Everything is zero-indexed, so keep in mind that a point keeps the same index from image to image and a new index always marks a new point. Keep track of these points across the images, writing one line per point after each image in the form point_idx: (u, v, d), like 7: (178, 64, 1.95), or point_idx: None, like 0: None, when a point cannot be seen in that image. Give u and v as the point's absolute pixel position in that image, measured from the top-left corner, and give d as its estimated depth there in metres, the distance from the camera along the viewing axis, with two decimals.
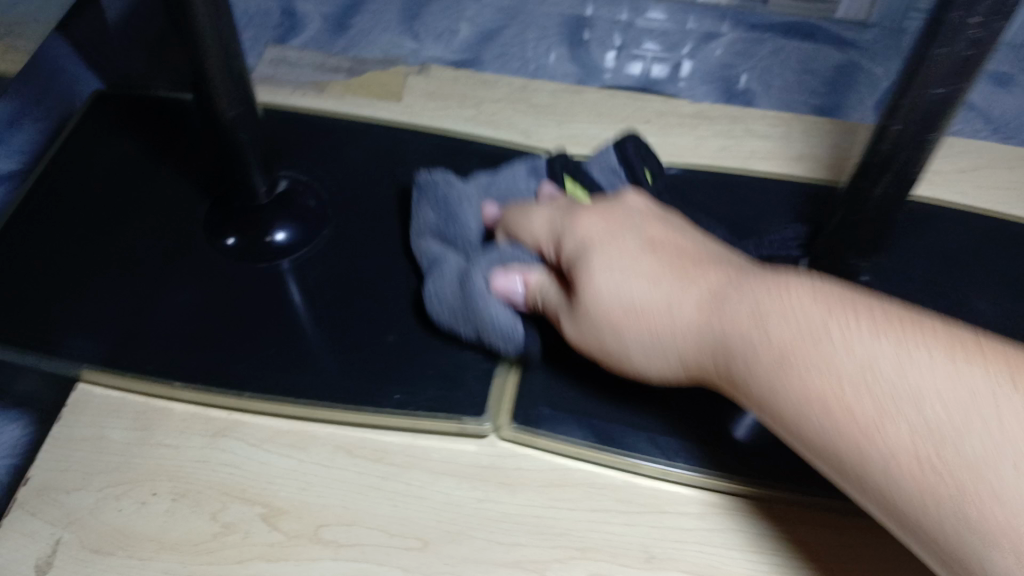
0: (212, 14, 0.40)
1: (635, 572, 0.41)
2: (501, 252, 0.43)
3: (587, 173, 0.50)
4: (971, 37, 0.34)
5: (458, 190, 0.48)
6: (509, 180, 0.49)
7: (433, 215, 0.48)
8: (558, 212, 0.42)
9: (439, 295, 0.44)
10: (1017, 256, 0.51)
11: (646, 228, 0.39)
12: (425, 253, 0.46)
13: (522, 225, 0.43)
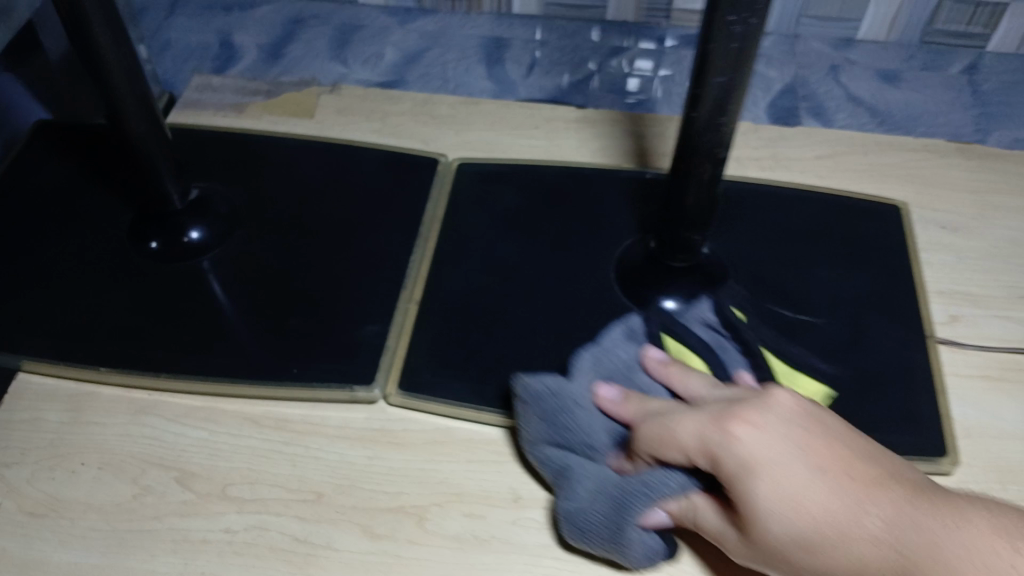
0: (113, 43, 0.47)
1: (503, 511, 0.47)
2: (642, 478, 0.41)
3: (688, 328, 0.50)
4: (735, 29, 0.39)
5: (561, 384, 0.46)
6: (608, 348, 0.48)
7: (541, 421, 0.45)
8: (709, 421, 0.38)
9: (575, 523, 0.42)
10: (850, 228, 0.58)
11: (809, 440, 0.36)
12: (550, 466, 0.45)
13: (662, 437, 0.40)
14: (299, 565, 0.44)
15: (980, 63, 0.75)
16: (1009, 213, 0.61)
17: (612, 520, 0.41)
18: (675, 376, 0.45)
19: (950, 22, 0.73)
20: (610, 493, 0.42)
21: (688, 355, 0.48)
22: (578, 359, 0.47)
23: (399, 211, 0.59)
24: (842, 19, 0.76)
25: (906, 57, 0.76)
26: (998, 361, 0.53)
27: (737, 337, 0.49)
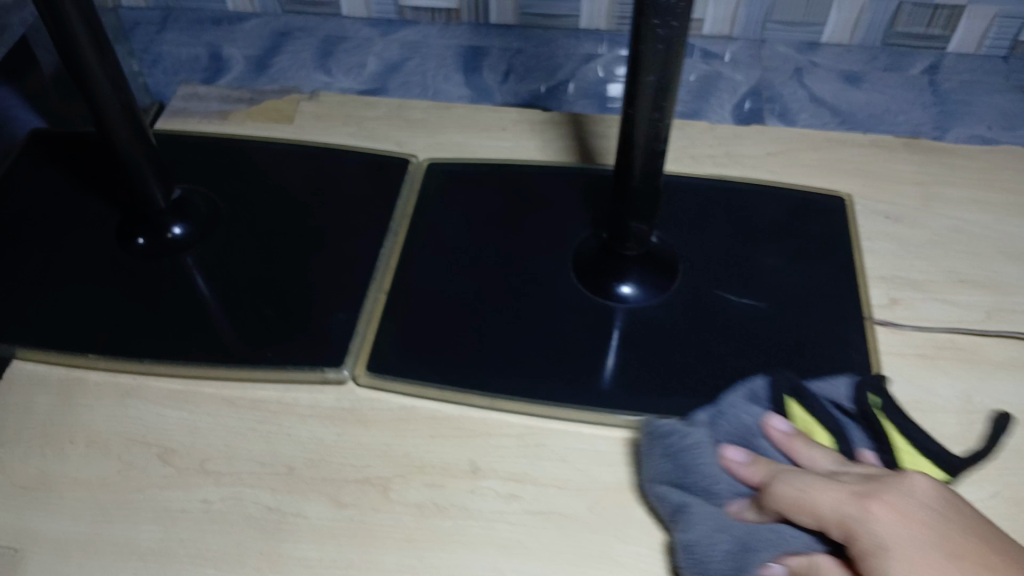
0: (97, 54, 0.52)
1: (462, 481, 0.50)
2: (773, 532, 0.42)
3: (814, 397, 0.50)
4: (660, 32, 0.43)
5: (689, 434, 0.47)
6: (733, 412, 0.49)
7: (666, 463, 0.47)
8: (852, 497, 0.40)
9: (688, 555, 0.44)
10: (796, 220, 0.61)
11: (943, 529, 0.39)
12: (665, 502, 0.46)
13: (796, 502, 0.42)
14: (270, 532, 0.48)
15: (941, 63, 0.74)
16: (952, 202, 0.64)
17: (735, 562, 0.42)
18: (803, 448, 0.46)
19: (912, 24, 0.73)
20: (737, 535, 0.43)
21: (813, 425, 0.49)
22: (697, 418, 0.48)
23: (370, 208, 0.63)
24: (804, 23, 0.74)
25: (868, 58, 0.75)
26: (934, 340, 0.56)
27: (870, 418, 0.49)
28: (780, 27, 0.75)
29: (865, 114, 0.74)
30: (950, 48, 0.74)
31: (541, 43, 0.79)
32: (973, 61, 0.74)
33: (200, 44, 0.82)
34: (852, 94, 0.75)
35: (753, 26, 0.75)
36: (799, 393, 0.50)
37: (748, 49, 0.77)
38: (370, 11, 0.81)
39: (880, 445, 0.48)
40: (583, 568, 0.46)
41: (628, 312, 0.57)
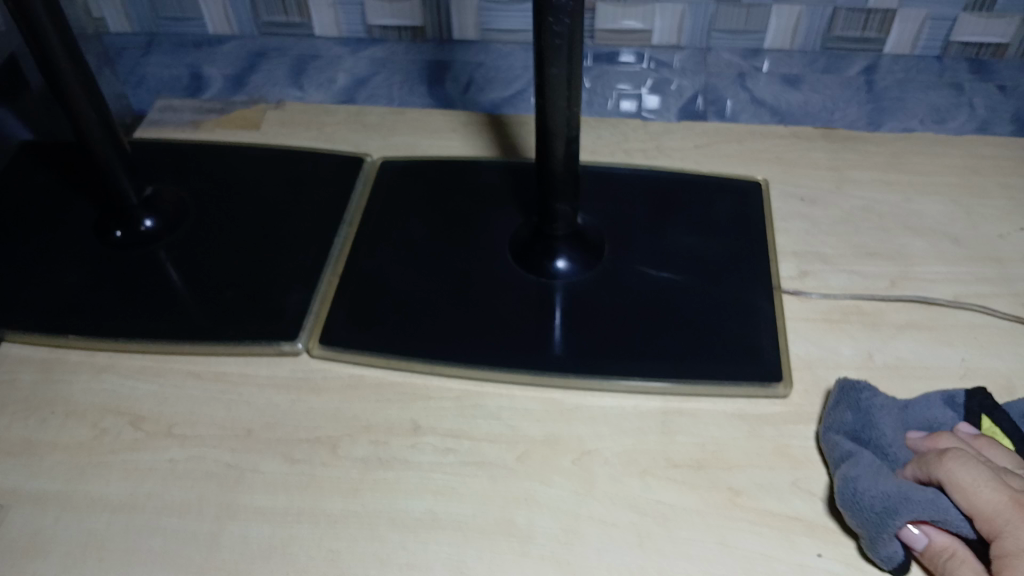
0: (69, 62, 0.58)
1: (403, 438, 0.55)
2: (928, 495, 0.47)
3: (1010, 416, 0.53)
4: (555, 28, 0.49)
5: (879, 403, 0.53)
6: (924, 407, 0.54)
7: (851, 415, 0.53)
8: (1012, 501, 0.45)
9: (848, 481, 0.49)
10: (713, 203, 0.67)
11: None
12: (836, 445, 0.52)
13: (959, 484, 0.47)
14: (228, 486, 0.53)
15: (878, 64, 0.80)
16: (862, 184, 0.70)
17: (883, 503, 0.47)
18: (983, 447, 0.51)
19: (847, 28, 0.78)
20: (897, 484, 0.48)
21: (1000, 437, 0.52)
22: (892, 399, 0.54)
23: (326, 202, 0.69)
24: (748, 31, 0.80)
25: (807, 62, 0.81)
26: (840, 306, 0.61)
27: None
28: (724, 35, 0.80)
29: (800, 112, 0.81)
30: (886, 48, 0.79)
31: (501, 55, 0.83)
32: (907, 62, 0.79)
33: (182, 65, 0.87)
34: (792, 94, 0.81)
35: (698, 36, 0.81)
36: (991, 409, 0.53)
37: (694, 60, 0.82)
38: (341, 31, 0.84)
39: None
40: (508, 510, 0.52)
41: (566, 287, 0.62)
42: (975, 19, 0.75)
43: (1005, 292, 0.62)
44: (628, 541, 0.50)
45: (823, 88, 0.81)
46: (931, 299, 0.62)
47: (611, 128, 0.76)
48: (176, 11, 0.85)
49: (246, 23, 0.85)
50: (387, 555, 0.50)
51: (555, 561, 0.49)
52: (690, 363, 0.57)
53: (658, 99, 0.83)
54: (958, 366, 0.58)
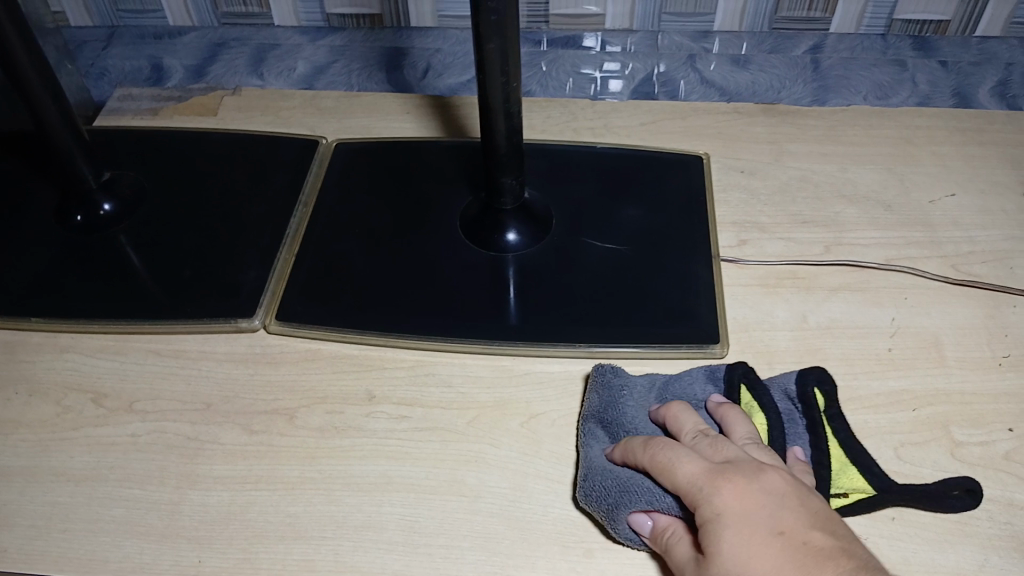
0: (25, 50, 0.60)
1: (358, 407, 0.57)
2: (642, 484, 0.49)
3: (769, 390, 0.55)
4: (490, 6, 0.51)
5: (628, 385, 0.55)
6: (685, 383, 0.56)
7: (597, 397, 0.55)
8: (705, 473, 0.46)
9: (587, 474, 0.51)
10: (655, 176, 0.70)
11: (782, 513, 0.44)
12: (585, 432, 0.54)
13: (662, 465, 0.48)
14: (189, 456, 0.55)
15: (823, 43, 0.83)
16: (801, 155, 0.73)
17: (611, 496, 0.49)
18: (722, 420, 0.52)
19: (794, 8, 0.81)
20: (621, 475, 0.50)
21: (752, 408, 0.54)
22: (652, 380, 0.56)
23: (283, 184, 0.71)
24: (697, 14, 0.82)
25: (755, 42, 0.84)
26: (776, 272, 0.64)
27: (812, 413, 0.53)
28: (673, 18, 0.83)
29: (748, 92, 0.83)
30: (830, 28, 0.82)
31: (459, 41, 0.86)
32: (851, 40, 0.83)
33: (142, 57, 0.88)
34: (740, 74, 0.84)
35: (649, 19, 0.84)
36: (750, 382, 0.55)
37: (645, 43, 0.86)
38: (300, 20, 0.87)
39: (817, 443, 0.52)
40: (459, 470, 0.54)
41: (516, 260, 0.64)
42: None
43: (934, 255, 0.65)
44: (572, 495, 0.53)
45: (772, 67, 0.84)
46: (864, 263, 0.65)
47: (561, 107, 0.79)
48: (134, 5, 0.87)
49: (206, 15, 0.87)
50: (343, 517, 0.52)
51: (504, 516, 0.52)
52: (632, 328, 0.60)
53: (620, 82, 0.84)
54: (888, 326, 0.61)
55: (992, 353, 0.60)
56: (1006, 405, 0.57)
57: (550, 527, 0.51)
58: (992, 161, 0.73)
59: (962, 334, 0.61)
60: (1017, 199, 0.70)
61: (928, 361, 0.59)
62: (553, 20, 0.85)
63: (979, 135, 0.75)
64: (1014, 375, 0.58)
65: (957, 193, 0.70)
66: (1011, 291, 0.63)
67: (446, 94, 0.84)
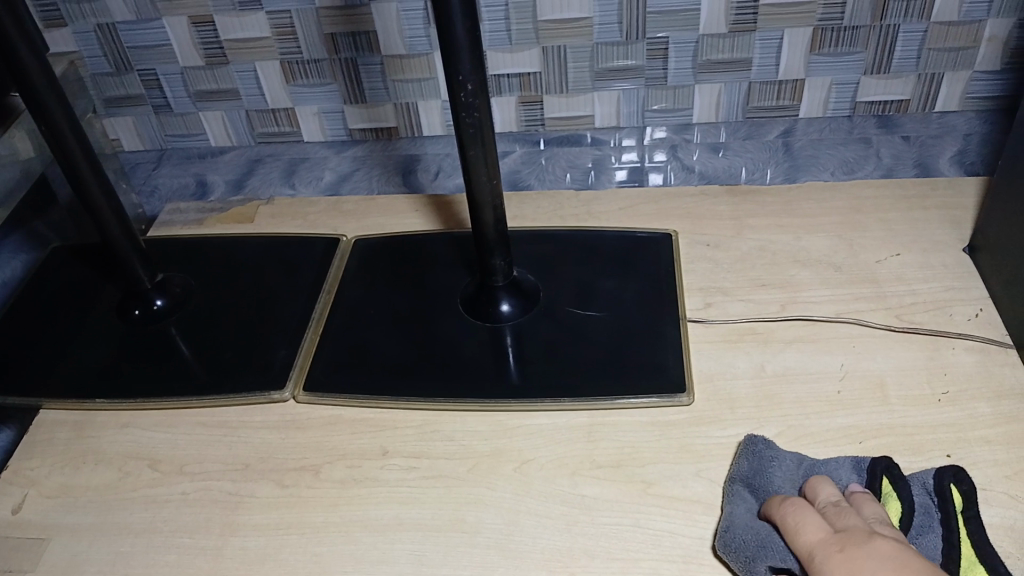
0: (94, 176, 0.73)
1: (373, 460, 0.67)
2: (777, 542, 0.55)
3: (910, 485, 0.58)
4: (469, 121, 0.63)
5: (778, 457, 0.61)
6: (833, 468, 0.60)
7: (747, 464, 0.62)
8: (824, 541, 0.52)
9: (728, 527, 0.57)
10: (629, 253, 0.81)
11: (883, 571, 0.48)
12: (732, 492, 0.60)
13: (789, 528, 0.54)
14: (230, 509, 0.64)
15: (794, 128, 0.92)
16: (758, 228, 0.84)
17: (748, 550, 0.55)
18: (857, 502, 0.56)
19: (764, 100, 0.89)
20: (759, 532, 0.56)
21: (895, 500, 0.57)
22: (795, 457, 0.62)
23: (309, 277, 0.83)
24: (678, 109, 0.91)
25: (731, 131, 0.93)
26: (737, 329, 0.74)
27: (948, 504, 0.56)
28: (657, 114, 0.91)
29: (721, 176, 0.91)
30: (801, 113, 0.90)
31: None
32: (820, 124, 0.91)
33: (188, 174, 1.00)
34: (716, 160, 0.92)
35: (635, 117, 0.92)
36: (893, 475, 0.59)
37: (635, 135, 0.94)
38: (325, 135, 0.96)
39: (948, 537, 0.54)
40: (461, 511, 0.62)
41: (513, 326, 0.75)
42: (874, 81, 0.86)
43: (880, 308, 0.74)
44: (558, 527, 0.61)
45: (746, 152, 0.92)
46: (815, 317, 0.73)
47: (551, 199, 0.91)
48: (182, 130, 0.98)
49: (243, 135, 0.98)
50: (360, 553, 0.60)
51: (499, 548, 0.60)
52: (610, 382, 0.69)
53: (624, 172, 0.93)
54: (838, 370, 0.69)
55: (932, 390, 0.67)
56: (944, 434, 0.63)
57: (539, 555, 0.59)
58: (935, 224, 0.82)
59: (905, 374, 0.68)
60: (956, 255, 0.78)
61: (872, 400, 0.66)
62: (549, 124, 0.94)
63: (922, 201, 0.85)
64: (952, 408, 0.65)
65: (902, 253, 0.79)
66: (949, 335, 0.71)
67: (454, 191, 0.94)
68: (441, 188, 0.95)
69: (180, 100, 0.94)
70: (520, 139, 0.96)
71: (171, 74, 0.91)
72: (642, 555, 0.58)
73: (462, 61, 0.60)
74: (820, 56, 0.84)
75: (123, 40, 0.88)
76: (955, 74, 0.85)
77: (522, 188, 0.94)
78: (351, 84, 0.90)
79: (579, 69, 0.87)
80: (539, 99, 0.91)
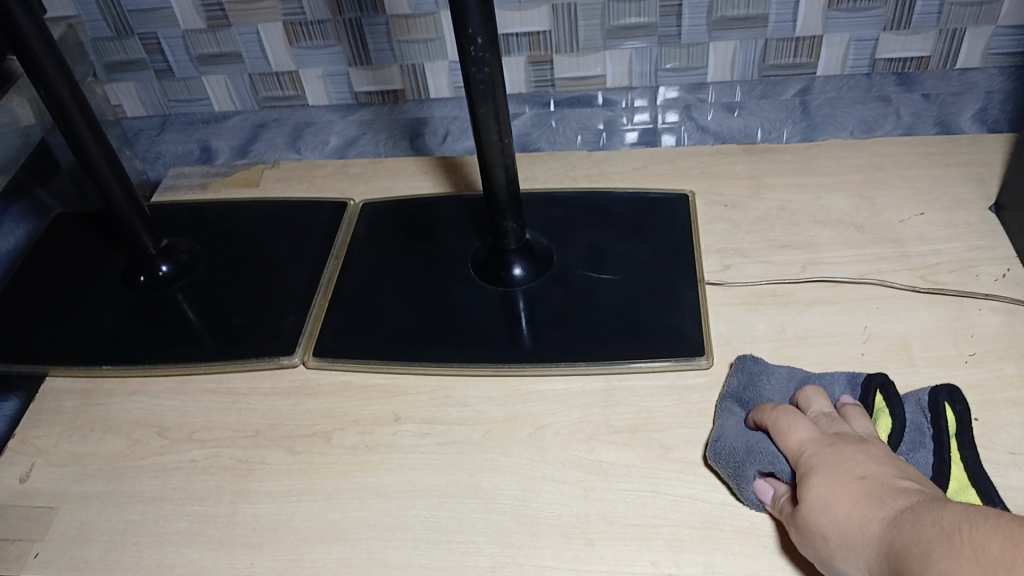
0: (94, 138, 0.71)
1: (385, 426, 0.65)
2: (764, 446, 0.56)
3: (902, 400, 0.59)
4: (479, 76, 0.61)
5: (768, 371, 0.63)
6: (827, 381, 0.61)
7: (738, 380, 0.63)
8: (812, 439, 0.54)
9: (717, 434, 0.59)
10: (644, 214, 0.79)
11: (866, 463, 0.50)
12: (724, 407, 0.62)
13: (778, 428, 0.56)
14: (241, 476, 0.63)
15: (812, 86, 0.87)
16: (777, 188, 0.82)
17: (737, 456, 0.57)
18: (846, 411, 0.57)
19: (781, 57, 0.85)
20: (750, 439, 0.57)
21: (885, 413, 0.58)
22: (788, 373, 0.62)
23: (317, 242, 0.81)
24: (691, 68, 0.87)
25: (747, 89, 0.89)
26: (756, 291, 0.72)
27: (939, 420, 0.57)
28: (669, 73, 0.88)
29: (733, 137, 0.90)
30: (818, 71, 0.86)
31: None
32: (838, 82, 0.87)
33: (193, 140, 0.98)
34: (731, 119, 0.90)
35: (648, 77, 0.89)
36: (888, 391, 0.59)
37: (647, 96, 0.91)
38: (331, 99, 0.94)
39: (940, 452, 0.55)
40: (476, 477, 0.61)
41: (524, 290, 0.73)
42: (895, 37, 0.82)
43: (903, 268, 0.72)
44: (575, 493, 0.59)
45: (761, 111, 0.90)
46: (836, 278, 0.72)
47: (564, 162, 0.90)
48: (184, 95, 0.95)
49: (247, 99, 0.95)
50: (374, 520, 0.59)
51: (515, 514, 0.59)
52: (629, 345, 0.67)
53: (636, 133, 0.92)
54: (860, 332, 0.67)
55: (958, 351, 0.65)
56: (970, 396, 0.62)
57: (556, 521, 0.58)
58: (958, 182, 0.80)
59: (929, 335, 0.66)
60: (981, 213, 0.76)
61: (896, 362, 0.65)
62: (559, 83, 0.90)
63: (944, 158, 0.83)
64: (978, 369, 0.63)
65: (926, 211, 0.77)
66: (975, 296, 0.69)
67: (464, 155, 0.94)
68: (451, 151, 0.94)
69: (182, 65, 0.91)
70: (528, 99, 0.92)
71: (172, 37, 0.88)
72: (661, 521, 0.57)
73: (471, 14, 0.57)
74: (838, 12, 0.80)
75: (122, 3, 0.85)
76: (978, 30, 0.81)
77: (533, 151, 0.94)
78: (356, 45, 0.87)
79: (590, 26, 0.84)
80: (549, 59, 0.87)
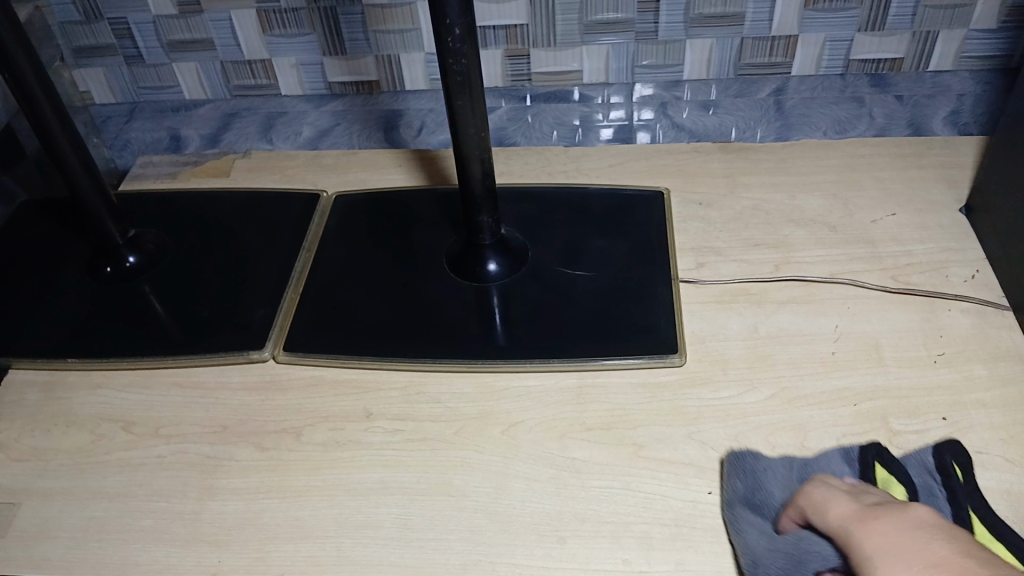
0: (61, 125, 0.69)
1: (356, 422, 0.65)
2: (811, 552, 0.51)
3: (905, 467, 0.58)
4: (456, 68, 0.60)
5: (768, 469, 0.58)
6: (824, 464, 0.58)
7: (741, 483, 0.57)
8: (853, 515, 0.49)
9: (749, 548, 0.53)
10: (619, 210, 0.79)
11: (925, 539, 0.44)
12: (736, 516, 0.55)
13: (818, 511, 0.51)
14: (208, 472, 0.62)
15: (786, 86, 0.88)
16: (752, 187, 0.82)
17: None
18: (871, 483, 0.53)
19: (756, 56, 0.86)
20: (789, 549, 0.52)
21: (894, 484, 0.56)
22: (783, 461, 0.58)
23: (288, 234, 0.80)
24: (668, 65, 0.87)
25: (722, 87, 0.89)
26: (731, 290, 0.72)
27: (949, 480, 0.56)
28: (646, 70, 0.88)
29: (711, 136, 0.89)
30: (792, 71, 0.87)
31: None
32: (813, 81, 0.88)
33: (161, 128, 0.95)
34: (708, 117, 0.89)
35: (624, 73, 0.89)
36: (885, 458, 0.58)
37: (623, 92, 0.91)
38: (305, 89, 0.93)
39: (958, 512, 0.54)
40: (448, 475, 0.61)
41: (498, 286, 0.72)
42: (869, 38, 0.83)
43: (875, 268, 0.72)
44: (548, 491, 0.59)
45: (737, 110, 0.89)
46: (809, 278, 0.72)
47: (539, 156, 0.89)
48: (155, 82, 0.94)
49: (219, 88, 0.94)
50: (343, 518, 0.59)
51: (487, 512, 0.58)
52: (603, 343, 0.67)
53: (611, 130, 0.90)
54: (832, 332, 0.68)
55: (928, 352, 0.65)
56: (940, 397, 0.62)
57: (528, 520, 0.57)
58: (930, 183, 0.80)
59: (900, 336, 0.67)
60: (952, 215, 0.77)
61: (867, 362, 0.65)
62: (536, 78, 0.90)
63: (917, 160, 0.83)
64: (948, 370, 0.64)
65: (898, 213, 0.77)
66: (945, 297, 0.69)
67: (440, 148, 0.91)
68: (424, 143, 0.92)
69: (153, 51, 0.90)
70: (504, 94, 0.92)
71: (142, 22, 0.87)
72: (633, 519, 0.57)
73: (449, 5, 0.56)
74: (814, 12, 0.80)
75: None
76: (950, 33, 0.82)
77: (509, 145, 0.91)
78: (331, 34, 0.86)
79: (568, 21, 0.83)
80: (526, 52, 0.87)
